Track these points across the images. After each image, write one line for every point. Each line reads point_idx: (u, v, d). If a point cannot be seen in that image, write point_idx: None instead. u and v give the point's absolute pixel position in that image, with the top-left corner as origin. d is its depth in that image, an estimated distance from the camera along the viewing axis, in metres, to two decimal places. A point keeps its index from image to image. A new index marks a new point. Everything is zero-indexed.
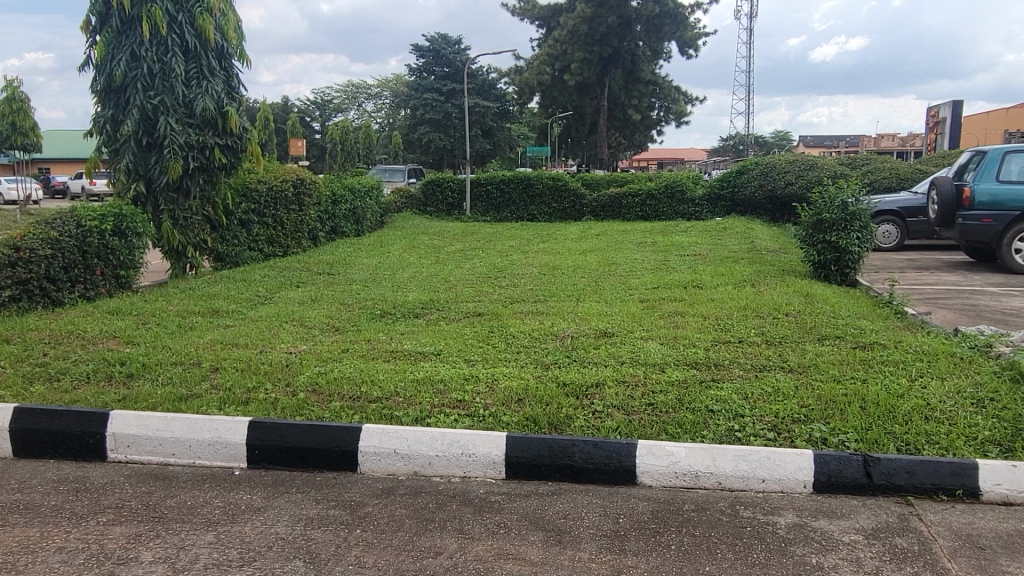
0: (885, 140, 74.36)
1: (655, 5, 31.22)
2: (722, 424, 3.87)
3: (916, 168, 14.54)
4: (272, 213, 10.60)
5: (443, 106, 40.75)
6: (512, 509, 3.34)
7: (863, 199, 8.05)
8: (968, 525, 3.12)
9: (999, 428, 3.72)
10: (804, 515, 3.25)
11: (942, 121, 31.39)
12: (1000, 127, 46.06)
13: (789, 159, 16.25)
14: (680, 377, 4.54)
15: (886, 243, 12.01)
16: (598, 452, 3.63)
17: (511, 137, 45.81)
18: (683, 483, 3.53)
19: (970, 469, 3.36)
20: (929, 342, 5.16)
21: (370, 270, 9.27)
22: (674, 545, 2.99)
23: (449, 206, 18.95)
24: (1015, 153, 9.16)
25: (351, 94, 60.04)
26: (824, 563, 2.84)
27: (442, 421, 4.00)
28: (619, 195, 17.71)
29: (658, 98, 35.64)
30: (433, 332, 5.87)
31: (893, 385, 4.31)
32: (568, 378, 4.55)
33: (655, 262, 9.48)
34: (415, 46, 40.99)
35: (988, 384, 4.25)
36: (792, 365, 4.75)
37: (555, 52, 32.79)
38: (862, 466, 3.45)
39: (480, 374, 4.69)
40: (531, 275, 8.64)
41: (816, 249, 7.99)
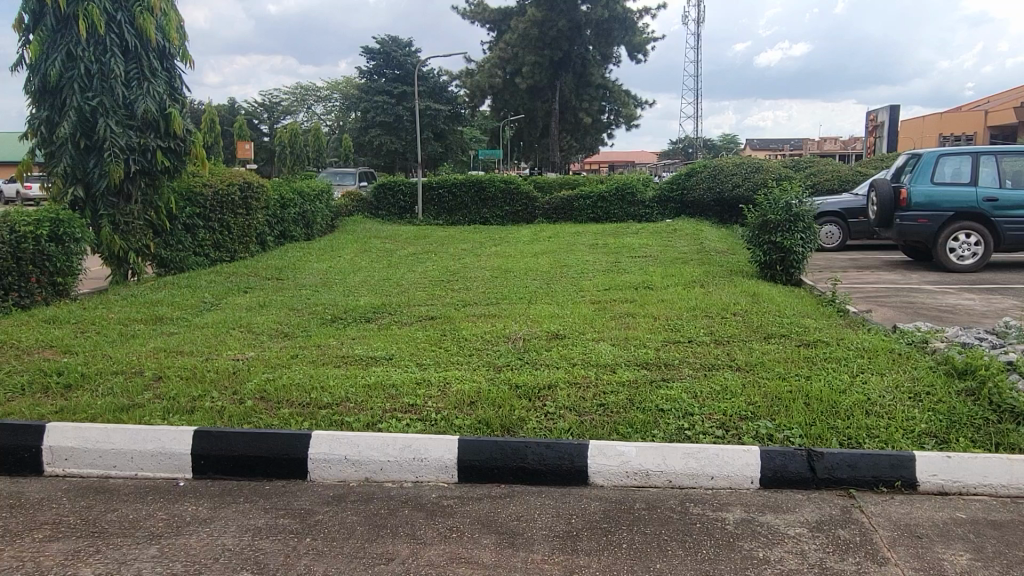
0: (827, 143, 76.61)
1: (604, 11, 31.63)
2: (672, 423, 3.93)
3: (856, 171, 15.00)
4: (219, 217, 10.38)
5: (394, 109, 40.48)
6: (464, 513, 3.33)
7: (806, 201, 8.26)
8: (906, 516, 3.22)
9: (934, 421, 3.86)
10: (752, 510, 3.32)
11: (880, 125, 32.50)
12: (934, 131, 47.90)
13: (736, 162, 16.61)
14: (631, 378, 4.60)
15: (829, 243, 12.34)
16: (550, 454, 3.65)
17: (464, 140, 45.74)
18: (634, 482, 3.57)
19: (907, 461, 3.47)
20: (869, 339, 5.32)
21: (320, 275, 9.15)
22: (626, 544, 3.02)
23: (400, 209, 18.83)
24: (948, 155, 9.54)
25: (300, 96, 59.14)
26: (770, 556, 2.91)
27: (393, 425, 3.97)
28: (570, 197, 17.85)
29: (609, 102, 36.08)
30: (385, 336, 5.82)
31: (835, 382, 4.44)
32: (520, 380, 4.57)
33: (606, 264, 9.56)
34: (366, 49, 40.65)
35: (924, 378, 4.41)
36: (738, 364, 4.85)
37: (506, 55, 32.92)
38: (806, 461, 3.54)
39: (432, 378, 4.67)
40: (482, 278, 8.64)
41: (762, 249, 8.18)
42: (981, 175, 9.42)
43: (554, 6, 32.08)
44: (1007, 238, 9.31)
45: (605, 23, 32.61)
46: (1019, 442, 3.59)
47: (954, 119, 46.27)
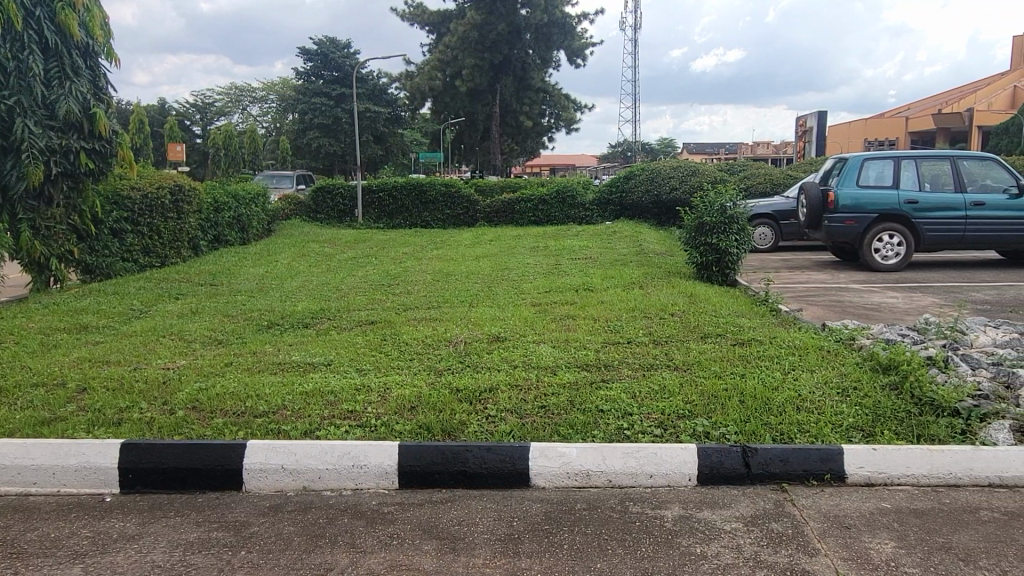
0: (760, 148, 78.86)
1: (544, 16, 31.98)
2: (612, 423, 3.97)
3: (787, 175, 15.51)
4: (148, 221, 10.02)
5: (332, 111, 39.89)
6: (405, 519, 3.29)
7: (740, 204, 8.47)
8: (836, 507, 3.33)
9: (861, 415, 4.01)
10: (689, 507, 3.38)
11: (810, 130, 33.68)
12: (860, 136, 49.89)
13: (673, 165, 16.96)
14: (572, 379, 4.63)
15: (763, 244, 12.71)
16: (491, 457, 3.64)
17: (405, 142, 45.39)
18: (574, 483, 3.59)
19: (836, 455, 3.60)
20: (800, 337, 5.50)
21: (256, 280, 8.94)
22: (567, 544, 3.03)
23: (340, 212, 18.56)
24: (872, 160, 9.96)
25: (234, 97, 57.62)
26: (707, 552, 2.97)
27: (332, 433, 3.90)
28: (511, 200, 17.88)
29: (549, 105, 36.41)
30: (323, 342, 5.72)
31: (768, 379, 4.57)
32: (461, 384, 4.55)
33: (547, 267, 9.63)
34: (302, 50, 40.00)
35: (852, 374, 4.58)
36: (676, 364, 4.94)
37: (446, 58, 32.86)
38: (741, 456, 3.63)
39: (372, 383, 4.60)
40: (424, 281, 8.60)
41: (699, 251, 8.36)
42: (902, 178, 9.86)
43: (493, 10, 32.22)
44: (928, 239, 9.77)
45: (544, 27, 32.96)
46: (939, 433, 3.76)
47: (878, 124, 48.33)
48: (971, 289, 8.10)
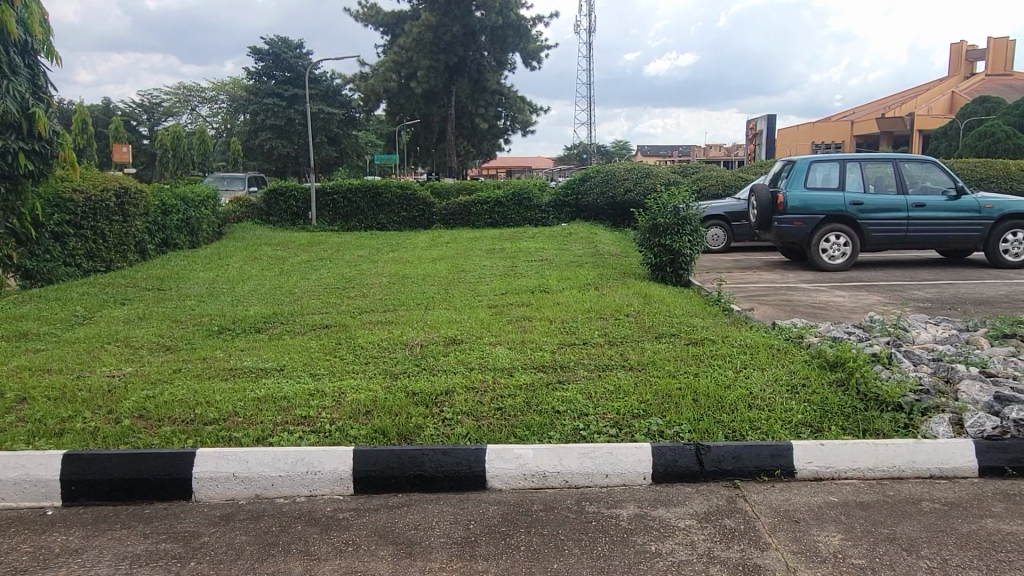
0: (713, 150, 80.23)
1: (498, 18, 32.15)
2: (568, 424, 3.99)
3: (738, 177, 15.82)
4: (91, 224, 9.72)
5: (285, 112, 39.29)
6: (361, 525, 3.26)
7: (693, 205, 8.59)
8: (786, 502, 3.41)
9: (810, 411, 4.11)
10: (644, 505, 3.42)
11: (760, 133, 34.43)
12: (808, 139, 51.19)
13: (627, 168, 17.15)
14: (528, 381, 4.64)
15: (715, 246, 12.94)
16: (447, 460, 3.63)
17: (360, 144, 44.96)
18: (531, 484, 3.60)
19: (786, 450, 3.68)
20: (752, 336, 5.61)
21: (206, 284, 8.76)
22: (524, 546, 3.03)
23: (293, 215, 18.29)
24: (818, 163, 10.23)
25: (183, 97, 56.26)
26: (662, 549, 3.01)
27: (285, 439, 3.84)
28: (468, 202, 17.84)
29: (504, 108, 36.52)
30: (276, 347, 5.61)
31: (720, 377, 4.65)
32: (417, 387, 4.52)
33: (503, 268, 9.64)
34: (253, 49, 39.32)
35: (801, 371, 4.70)
36: (631, 364, 4.99)
37: (401, 59, 32.58)
38: (694, 455, 3.68)
39: (326, 388, 4.54)
40: (380, 284, 8.54)
41: (653, 251, 8.47)
42: (848, 180, 10.14)
43: (447, 11, 32.18)
44: (872, 239, 10.08)
45: (498, 29, 33.09)
46: (883, 428, 3.88)
47: (825, 128, 49.65)
48: (914, 288, 8.37)
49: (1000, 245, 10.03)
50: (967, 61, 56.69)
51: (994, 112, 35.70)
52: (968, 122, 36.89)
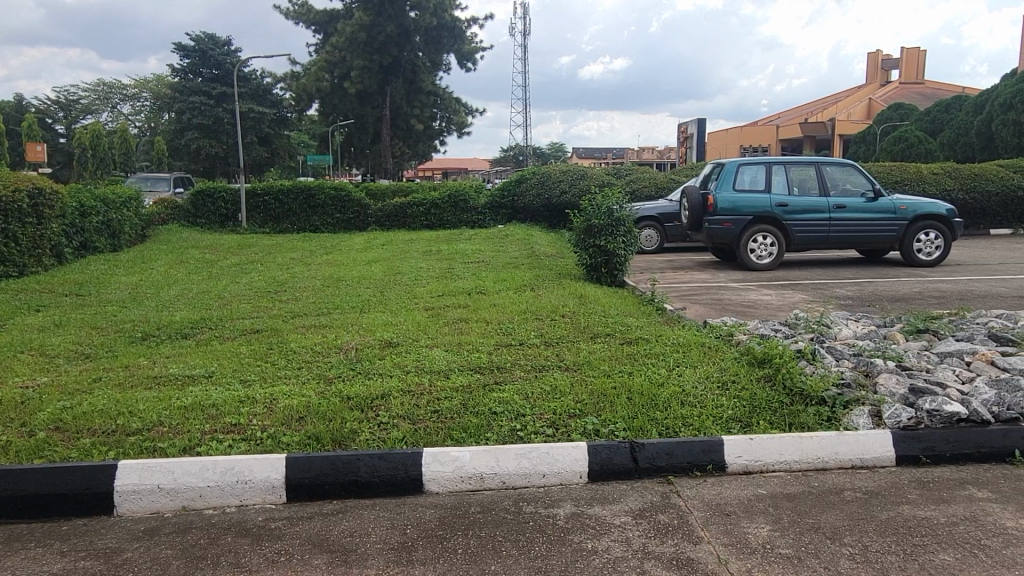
0: (647, 152, 81.76)
1: (433, 18, 32.01)
2: (505, 425, 3.99)
3: (670, 179, 16.18)
4: (3, 227, 9.20)
5: (213, 111, 38.16)
6: (294, 534, 3.18)
7: (626, 207, 8.72)
8: (717, 496, 3.50)
9: (739, 407, 4.22)
10: (581, 504, 3.45)
11: (691, 137, 35.31)
12: (737, 142, 52.74)
13: (562, 169, 17.31)
14: (464, 383, 4.63)
15: (649, 246, 13.19)
16: (383, 465, 3.58)
17: (292, 145, 43.97)
18: (468, 486, 3.59)
19: (717, 446, 3.78)
20: (684, 334, 5.74)
21: (129, 289, 8.41)
22: (461, 549, 3.02)
23: (222, 217, 17.76)
24: (746, 165, 10.56)
25: (103, 94, 53.79)
26: (598, 547, 3.04)
27: (213, 448, 3.72)
28: (403, 204, 17.65)
29: (439, 108, 36.44)
30: (204, 353, 5.44)
31: (654, 376, 4.74)
32: (352, 392, 4.44)
33: (439, 270, 9.60)
34: (178, 45, 38.05)
35: (731, 368, 4.83)
36: (567, 364, 5.04)
37: (333, 58, 32.04)
38: (629, 452, 3.74)
39: (257, 395, 4.42)
40: (313, 287, 8.38)
41: (588, 252, 8.57)
42: (773, 182, 10.49)
43: (381, 10, 31.86)
44: (797, 239, 10.45)
45: (433, 29, 32.92)
46: (808, 421, 4.02)
47: (752, 132, 51.26)
48: (836, 286, 8.71)
49: (914, 244, 10.53)
50: (883, 70, 59.50)
51: (907, 118, 37.57)
52: (884, 127, 38.70)
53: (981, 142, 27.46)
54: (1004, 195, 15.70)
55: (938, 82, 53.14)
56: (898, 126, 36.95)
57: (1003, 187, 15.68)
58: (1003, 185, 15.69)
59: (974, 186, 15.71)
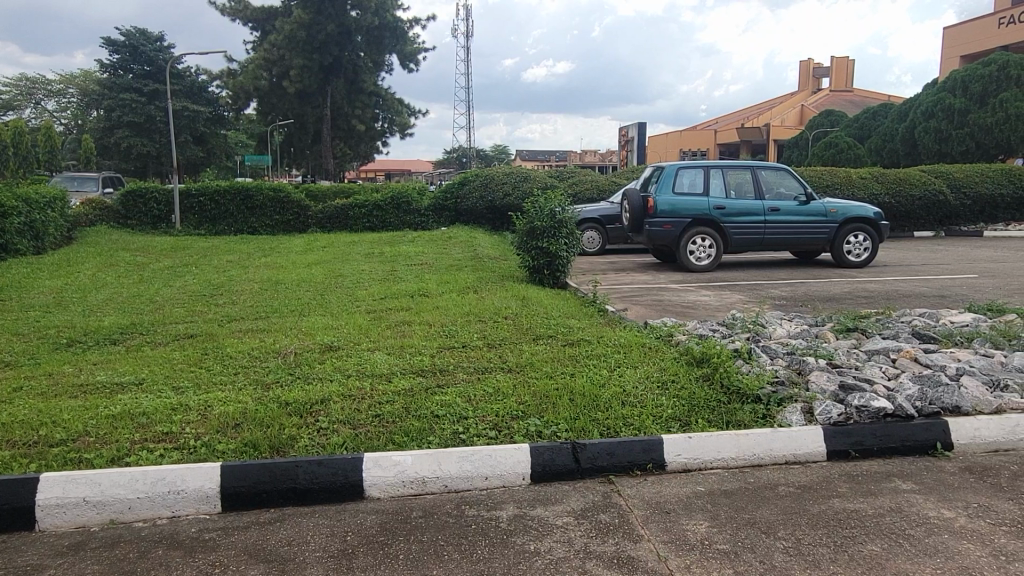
0: (589, 156, 82.68)
1: (374, 18, 31.72)
2: (447, 428, 3.97)
3: (612, 182, 16.38)
4: None
5: (144, 108, 36.92)
6: (228, 545, 3.09)
7: (568, 209, 8.80)
8: (657, 494, 3.55)
9: (679, 406, 4.30)
10: (523, 505, 3.45)
11: (633, 141, 35.84)
12: (676, 147, 53.76)
13: (505, 172, 17.35)
14: (407, 387, 4.58)
15: (591, 248, 13.33)
16: (322, 471, 3.51)
17: (228, 144, 42.84)
18: (410, 491, 3.55)
19: (656, 445, 3.84)
20: (625, 335, 5.81)
21: (53, 293, 8.04)
22: (403, 554, 2.99)
23: (154, 218, 17.19)
24: (685, 169, 10.78)
25: (24, 91, 51.34)
26: (540, 548, 3.04)
27: (143, 458, 3.58)
28: (344, 206, 17.38)
29: (382, 109, 36.11)
30: (134, 359, 5.24)
31: (596, 377, 4.78)
32: (291, 397, 4.35)
33: (382, 273, 9.48)
34: (107, 40, 36.73)
35: (671, 368, 4.91)
36: (510, 366, 5.04)
37: (272, 56, 31.38)
38: (571, 453, 3.76)
39: (190, 402, 4.28)
40: (250, 290, 8.18)
41: (531, 255, 8.60)
42: (711, 186, 10.73)
43: (321, 10, 31.40)
44: (734, 241, 10.72)
45: (375, 30, 32.61)
46: (744, 419, 4.13)
47: (691, 137, 52.36)
48: (771, 287, 8.95)
49: (844, 246, 10.92)
50: (814, 78, 61.67)
51: (837, 125, 38.99)
52: (815, 133, 40.07)
53: (905, 149, 28.64)
54: (927, 199, 16.43)
55: (866, 91, 55.35)
56: (829, 132, 38.31)
57: (926, 191, 16.42)
58: (925, 190, 16.43)
59: (898, 190, 16.40)
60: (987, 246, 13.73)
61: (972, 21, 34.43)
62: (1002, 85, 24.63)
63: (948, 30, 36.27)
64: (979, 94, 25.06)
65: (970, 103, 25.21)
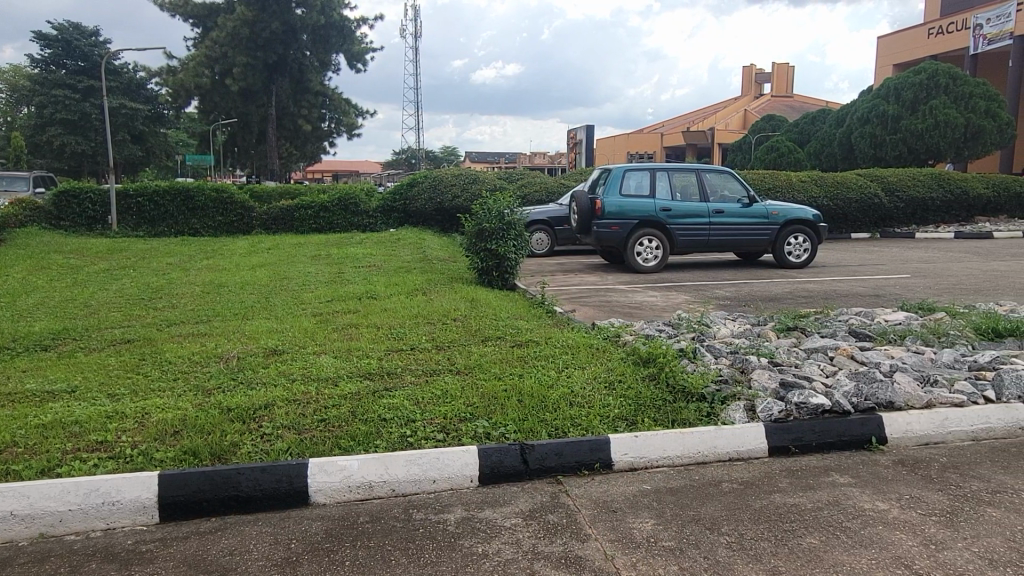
0: (538, 158, 83.09)
1: (320, 17, 31.31)
2: (395, 432, 3.93)
3: (560, 184, 16.48)
4: None
5: (78, 105, 35.63)
6: (167, 556, 3.00)
7: (517, 210, 8.82)
8: (604, 493, 3.59)
9: (625, 405, 4.35)
10: (471, 508, 3.44)
11: (581, 143, 36.15)
12: (624, 149, 54.44)
13: (454, 174, 17.30)
14: (353, 390, 4.52)
15: (540, 249, 13.40)
16: (265, 478, 3.44)
17: (169, 143, 41.63)
18: (356, 496, 3.51)
19: (604, 444, 3.87)
20: (573, 336, 5.86)
21: None
22: (349, 560, 2.94)
23: (88, 219, 16.60)
24: (632, 171, 10.93)
25: None
26: (488, 550, 3.04)
27: (76, 468, 3.45)
28: (290, 207, 17.07)
29: (328, 109, 35.62)
30: (65, 366, 5.04)
31: (545, 378, 4.81)
32: (233, 403, 4.24)
33: (329, 275, 9.35)
34: (38, 34, 35.37)
35: (618, 368, 4.97)
36: (458, 368, 5.03)
37: (214, 54, 30.65)
38: (519, 454, 3.76)
39: (126, 409, 4.13)
40: (191, 293, 7.96)
41: (479, 256, 8.60)
42: (657, 188, 10.90)
43: (265, 7, 30.83)
44: (680, 242, 10.90)
45: (321, 28, 32.18)
46: (689, 417, 4.20)
47: (638, 140, 53.11)
48: (716, 287, 9.14)
49: (785, 247, 11.21)
50: (756, 83, 63.30)
51: (778, 129, 40.06)
52: (757, 137, 41.09)
53: (842, 153, 29.52)
54: (863, 202, 17.01)
55: (805, 97, 57.05)
56: (771, 136, 39.36)
57: (862, 194, 17.01)
58: (861, 193, 17.01)
59: (836, 193, 16.94)
60: (919, 247, 14.29)
61: (904, 31, 35.84)
62: (932, 92, 25.69)
63: (882, 39, 37.66)
64: (910, 101, 26.07)
65: (903, 110, 26.21)
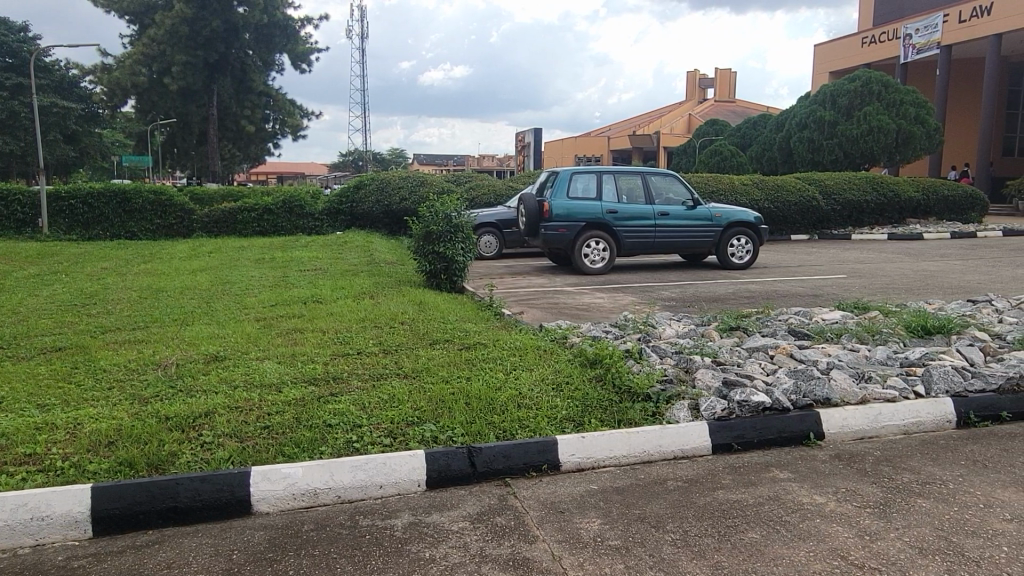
0: (487, 160, 83.14)
1: (263, 16, 30.73)
2: (340, 437, 3.87)
3: (508, 186, 16.52)
4: None
5: (6, 103, 34.29)
6: (101, 571, 2.89)
7: (463, 213, 8.81)
8: (552, 495, 3.60)
9: (572, 407, 4.38)
10: (418, 512, 3.42)
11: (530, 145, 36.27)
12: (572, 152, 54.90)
13: (401, 176, 17.18)
14: (298, 396, 4.44)
15: (488, 252, 13.40)
16: (205, 488, 3.35)
17: (104, 144, 40.25)
18: (301, 503, 3.45)
19: (551, 445, 3.89)
20: (520, 338, 5.87)
21: None
22: (292, 570, 2.89)
23: (17, 222, 15.97)
24: (578, 174, 11.03)
25: None
26: (435, 555, 3.01)
27: (3, 483, 3.30)
28: (232, 209, 16.67)
29: (272, 110, 34.98)
30: None
31: (492, 380, 4.81)
32: (171, 411, 4.12)
33: (273, 278, 9.17)
34: None
35: (564, 370, 5.00)
36: (405, 371, 4.98)
37: (151, 52, 29.77)
38: (466, 457, 3.75)
39: (57, 420, 3.97)
40: (128, 299, 7.70)
41: (427, 259, 8.55)
42: (603, 190, 11.02)
43: (205, 5, 30.09)
44: (625, 244, 11.03)
45: (264, 27, 31.59)
46: (634, 417, 4.25)
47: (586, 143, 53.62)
48: (661, 288, 9.28)
49: (728, 248, 11.43)
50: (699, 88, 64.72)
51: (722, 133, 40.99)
52: (701, 141, 41.94)
53: (782, 157, 30.37)
54: (802, 204, 17.52)
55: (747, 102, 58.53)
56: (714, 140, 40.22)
57: (801, 197, 17.52)
58: (800, 196, 17.51)
59: (776, 196, 17.40)
60: (855, 248, 14.77)
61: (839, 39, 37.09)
62: (866, 99, 26.65)
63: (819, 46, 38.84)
64: (846, 107, 26.97)
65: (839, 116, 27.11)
